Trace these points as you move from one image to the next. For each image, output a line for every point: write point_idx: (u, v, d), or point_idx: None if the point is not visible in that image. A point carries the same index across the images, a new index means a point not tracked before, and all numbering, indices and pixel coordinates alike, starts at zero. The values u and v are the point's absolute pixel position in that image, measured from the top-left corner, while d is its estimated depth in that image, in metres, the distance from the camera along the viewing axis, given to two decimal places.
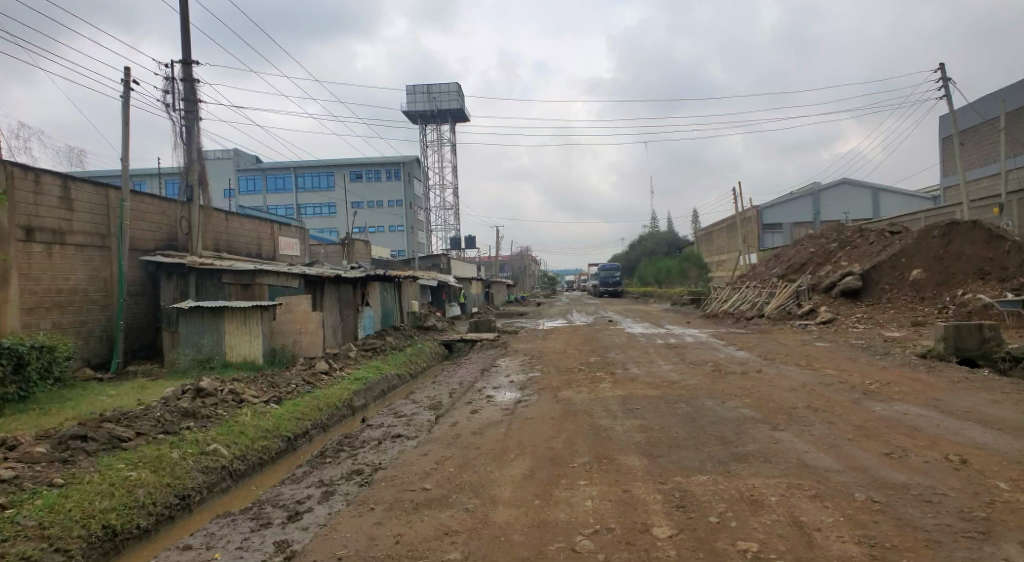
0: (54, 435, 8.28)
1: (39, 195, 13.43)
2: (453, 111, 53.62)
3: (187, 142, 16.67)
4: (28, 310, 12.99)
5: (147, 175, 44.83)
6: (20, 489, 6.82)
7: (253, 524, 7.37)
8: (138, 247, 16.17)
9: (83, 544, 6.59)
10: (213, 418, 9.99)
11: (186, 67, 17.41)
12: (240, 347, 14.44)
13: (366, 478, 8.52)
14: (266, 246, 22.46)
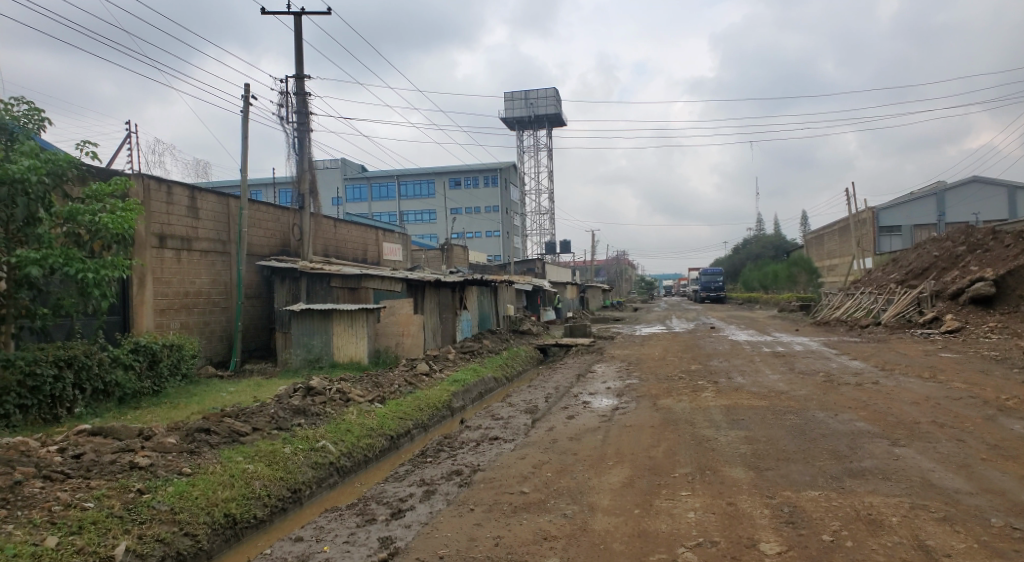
0: (182, 428, 8.88)
1: (171, 205, 14.39)
2: (551, 116, 53.73)
3: (299, 153, 17.51)
4: (160, 311, 13.99)
5: (262, 186, 47.44)
6: (155, 476, 7.30)
7: (358, 519, 7.61)
8: (255, 253, 17.12)
9: (208, 530, 6.94)
10: (322, 416, 10.42)
11: (299, 81, 18.29)
12: (347, 347, 15.09)
13: (465, 479, 8.65)
14: (371, 251, 23.27)
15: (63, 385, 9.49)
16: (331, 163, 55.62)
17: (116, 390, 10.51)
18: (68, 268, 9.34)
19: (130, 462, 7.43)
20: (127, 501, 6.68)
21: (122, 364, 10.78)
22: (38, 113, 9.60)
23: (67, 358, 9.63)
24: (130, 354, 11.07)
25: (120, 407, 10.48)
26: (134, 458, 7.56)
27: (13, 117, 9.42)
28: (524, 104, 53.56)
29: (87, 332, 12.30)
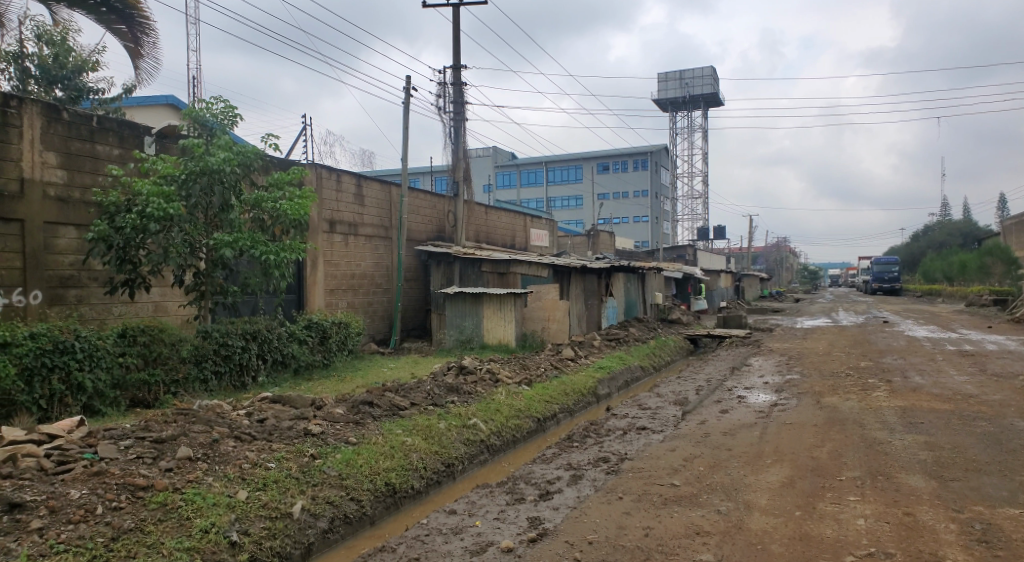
0: (348, 400, 9.51)
1: (340, 192, 15.34)
2: (708, 96, 51.70)
3: (455, 141, 18.05)
4: (329, 291, 15.03)
5: (419, 173, 49.54)
6: (326, 443, 7.86)
7: (508, 498, 7.80)
8: (414, 238, 17.92)
9: (371, 497, 7.38)
10: (473, 395, 10.77)
11: (456, 72, 18.84)
12: (496, 330, 15.42)
13: (613, 466, 8.62)
14: (520, 237, 23.64)
15: (249, 355, 10.45)
16: (483, 149, 56.96)
17: (292, 362, 11.43)
18: (254, 251, 10.22)
19: (304, 429, 8.05)
20: (302, 465, 7.25)
21: (298, 339, 11.64)
22: (233, 110, 10.54)
23: (252, 332, 10.60)
24: (304, 330, 11.94)
25: (295, 377, 11.41)
26: (309, 425, 8.17)
27: (212, 114, 10.42)
28: (679, 84, 52.06)
29: (268, 309, 13.47)
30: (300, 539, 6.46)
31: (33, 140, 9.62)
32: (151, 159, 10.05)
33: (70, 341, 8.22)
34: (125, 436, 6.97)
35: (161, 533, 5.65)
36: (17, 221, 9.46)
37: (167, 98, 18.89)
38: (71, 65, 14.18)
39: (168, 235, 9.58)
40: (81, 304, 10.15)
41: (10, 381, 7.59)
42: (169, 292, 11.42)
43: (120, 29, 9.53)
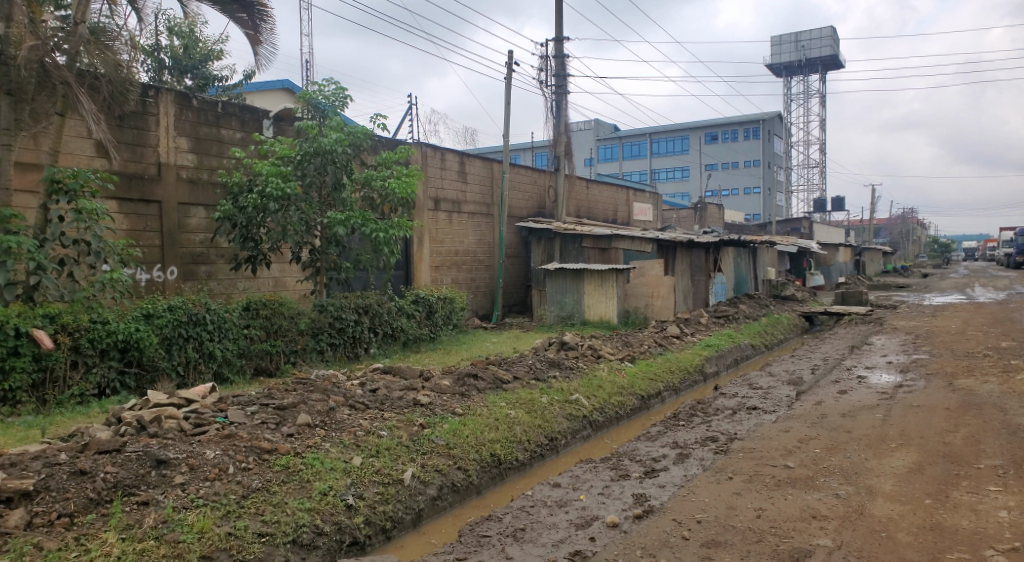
0: (454, 372, 9.67)
1: (444, 170, 15.51)
2: (827, 59, 48.56)
3: (557, 116, 17.85)
4: (435, 267, 15.31)
5: (521, 149, 49.62)
6: (434, 413, 8.03)
7: (612, 474, 7.71)
8: (516, 214, 17.96)
9: (478, 467, 7.48)
10: (576, 370, 10.72)
11: (559, 44, 18.58)
12: (598, 306, 15.25)
13: (722, 446, 8.37)
14: (622, 212, 23.25)
15: (361, 328, 10.80)
16: (585, 123, 56.30)
17: (401, 335, 11.71)
18: (364, 228, 10.49)
19: (413, 400, 8.24)
20: (412, 433, 7.43)
21: (406, 313, 11.92)
22: (343, 92, 10.79)
23: (364, 306, 10.95)
24: (412, 304, 12.19)
25: (404, 350, 11.70)
26: (417, 396, 8.37)
27: (324, 96, 10.70)
28: (794, 47, 49.61)
29: (378, 284, 13.86)
30: (411, 505, 6.63)
31: (167, 126, 10.22)
32: (269, 141, 10.49)
33: (202, 314, 8.72)
34: (251, 402, 7.36)
35: (285, 493, 5.93)
36: (155, 202, 10.11)
37: (283, 82, 19.67)
38: (197, 55, 14.99)
39: (286, 214, 10.00)
40: (210, 279, 10.79)
41: (153, 350, 8.15)
42: (287, 268, 11.95)
43: (241, 17, 9.93)
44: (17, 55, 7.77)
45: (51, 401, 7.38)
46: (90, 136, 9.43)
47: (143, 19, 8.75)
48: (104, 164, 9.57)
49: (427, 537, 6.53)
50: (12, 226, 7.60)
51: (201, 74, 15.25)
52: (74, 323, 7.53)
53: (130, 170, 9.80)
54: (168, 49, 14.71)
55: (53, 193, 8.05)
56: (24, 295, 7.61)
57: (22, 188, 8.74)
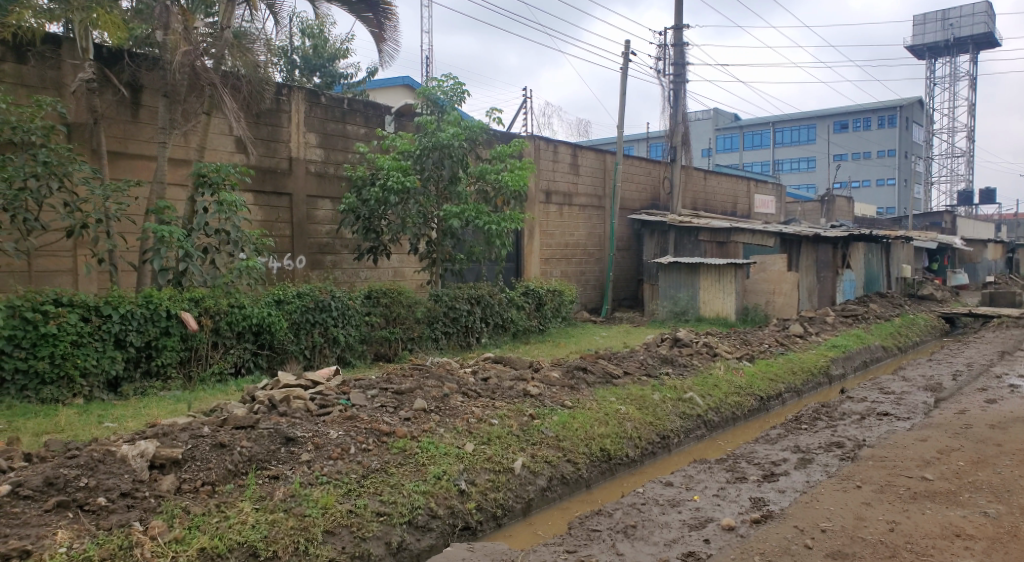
0: (564, 365, 9.64)
1: (557, 162, 15.43)
2: (979, 36, 44.65)
3: (674, 106, 17.37)
4: (545, 260, 15.31)
5: (635, 140, 48.62)
6: (543, 405, 8.03)
7: (728, 475, 7.42)
8: (629, 207, 17.68)
9: (587, 460, 7.42)
10: (690, 367, 10.42)
11: (678, 32, 18.08)
12: (714, 303, 14.76)
13: (849, 453, 7.88)
14: (741, 204, 22.37)
15: (474, 318, 10.97)
16: (702, 113, 54.69)
17: (512, 326, 11.76)
18: (478, 221, 10.59)
19: (524, 390, 8.28)
20: (522, 423, 7.46)
21: (516, 305, 11.93)
22: (461, 87, 10.86)
23: (477, 297, 11.08)
24: (521, 296, 12.18)
25: (514, 341, 11.76)
26: (527, 386, 8.40)
27: (443, 92, 10.84)
28: (940, 25, 45.96)
29: (489, 275, 13.99)
30: (521, 494, 6.66)
31: (299, 123, 10.75)
32: (390, 136, 10.78)
33: (328, 301, 9.12)
34: (371, 386, 7.62)
35: (401, 475, 6.09)
36: (287, 194, 10.66)
37: (403, 78, 20.29)
38: (326, 54, 15.73)
39: (405, 207, 10.30)
40: (335, 268, 11.28)
41: (283, 333, 8.61)
42: (405, 259, 12.30)
43: (367, 16, 10.28)
44: (172, 59, 8.39)
45: (196, 378, 7.94)
46: (231, 133, 10.06)
47: (279, 23, 9.21)
48: (243, 159, 10.17)
49: (535, 528, 6.52)
50: (165, 217, 8.21)
51: (329, 72, 15.98)
52: (215, 307, 8.05)
53: (265, 165, 10.37)
54: (299, 49, 15.50)
55: (199, 186, 8.65)
56: (174, 280, 8.22)
57: (173, 182, 9.45)
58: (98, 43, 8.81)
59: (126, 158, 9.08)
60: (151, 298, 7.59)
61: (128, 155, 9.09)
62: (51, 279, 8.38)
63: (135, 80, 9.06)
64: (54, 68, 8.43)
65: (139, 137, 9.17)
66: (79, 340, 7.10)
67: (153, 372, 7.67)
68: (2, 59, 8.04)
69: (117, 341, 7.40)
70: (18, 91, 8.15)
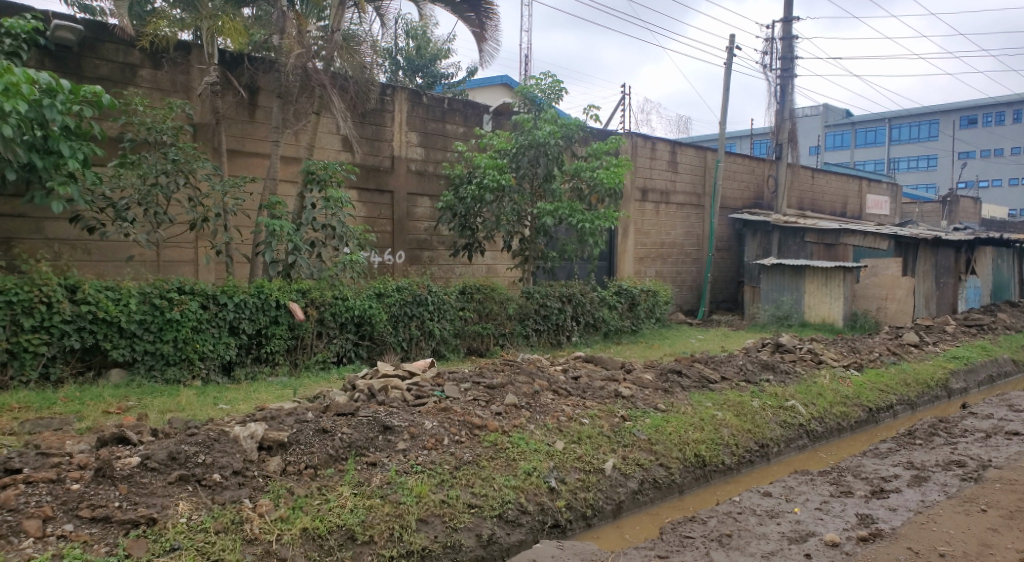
0: (657, 367, 9.47)
1: (655, 160, 15.17)
2: None
3: (781, 101, 16.73)
4: (639, 259, 15.09)
5: (737, 138, 47.01)
6: (636, 407, 7.94)
7: (832, 489, 7.09)
8: (731, 206, 17.16)
9: (681, 465, 7.26)
10: (792, 374, 10.01)
11: (787, 25, 17.39)
12: (820, 308, 14.12)
13: (970, 473, 7.36)
14: (852, 204, 21.28)
15: (565, 316, 10.95)
16: (811, 109, 52.44)
17: (604, 325, 11.67)
18: (572, 219, 10.48)
19: (616, 391, 8.21)
20: (614, 425, 7.42)
21: (608, 304, 11.82)
22: (560, 84, 10.81)
23: (569, 295, 11.06)
24: (614, 295, 12.06)
25: (605, 340, 11.66)
26: (620, 387, 8.32)
27: (541, 90, 10.84)
28: None
29: (582, 273, 13.94)
30: (612, 496, 6.60)
31: (401, 122, 11.05)
32: (487, 135, 10.91)
33: (425, 295, 9.34)
34: (464, 379, 7.75)
35: (493, 468, 6.18)
36: (388, 192, 10.99)
37: (502, 78, 20.53)
38: (427, 54, 16.05)
39: (500, 205, 10.43)
40: (432, 264, 11.55)
41: (383, 325, 8.90)
42: (499, 255, 12.44)
43: (469, 16, 10.45)
44: (287, 63, 8.80)
45: (301, 365, 8.33)
46: (338, 132, 10.46)
47: (385, 25, 9.50)
48: (349, 157, 10.56)
49: (624, 531, 6.43)
50: (276, 213, 8.64)
51: (430, 72, 16.35)
52: (321, 298, 8.42)
53: (369, 163, 10.73)
54: (403, 51, 15.94)
55: (308, 183, 9.05)
56: (283, 272, 8.63)
57: (284, 179, 9.93)
58: (221, 48, 9.37)
59: (243, 156, 9.62)
60: (263, 289, 8.01)
61: (245, 154, 9.63)
62: (175, 269, 8.99)
63: (253, 82, 9.57)
64: (184, 72, 9.02)
65: (255, 135, 9.68)
66: (199, 326, 7.58)
67: (262, 358, 8.11)
68: (140, 65, 8.68)
69: (231, 328, 7.86)
70: (152, 95, 8.77)
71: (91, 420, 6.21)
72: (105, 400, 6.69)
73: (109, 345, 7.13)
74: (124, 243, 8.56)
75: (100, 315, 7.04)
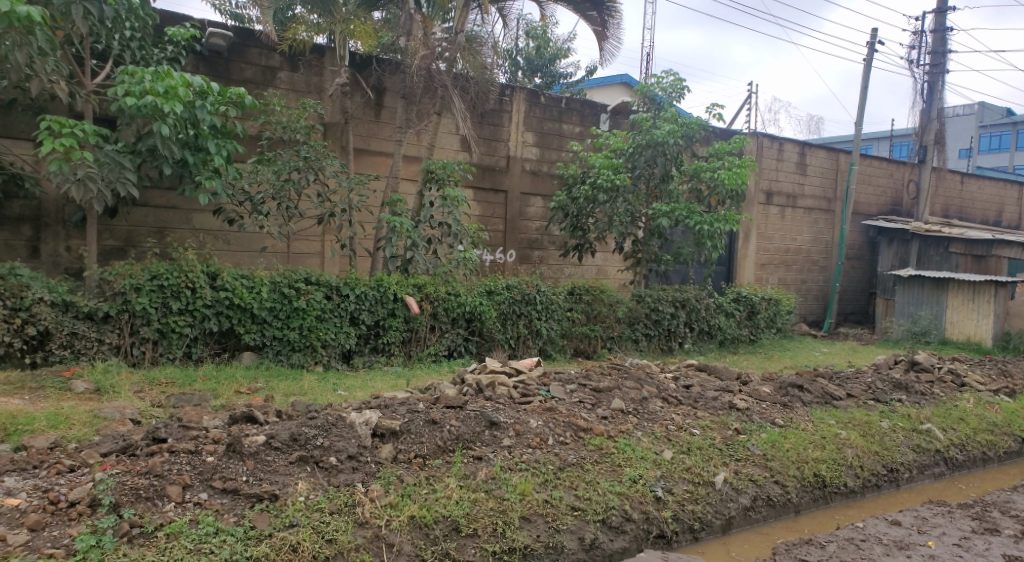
0: (776, 380, 9.01)
1: (782, 162, 14.46)
2: None
3: (928, 100, 15.52)
4: (761, 266, 14.45)
5: (874, 139, 43.94)
6: (751, 420, 7.62)
7: (974, 525, 6.48)
8: (866, 212, 16.09)
9: (798, 484, 6.86)
10: (929, 396, 9.24)
11: (938, 17, 16.10)
12: (965, 324, 12.97)
13: None
14: (1008, 213, 19.40)
15: (678, 322, 10.66)
16: (965, 108, 48.28)
17: (719, 333, 11.27)
18: (689, 221, 10.15)
19: (729, 402, 7.90)
20: (726, 437, 7.16)
21: (725, 311, 11.39)
22: (682, 83, 10.51)
23: (683, 300, 10.76)
24: (732, 302, 11.60)
25: (720, 349, 11.26)
26: (734, 399, 8.01)
27: (662, 89, 10.58)
28: None
29: (698, 278, 13.53)
30: (722, 510, 6.33)
31: (519, 122, 11.16)
32: (604, 134, 10.81)
33: (534, 294, 9.38)
34: (571, 380, 7.74)
35: (598, 472, 6.12)
36: (503, 191, 11.13)
37: (621, 77, 20.28)
38: (547, 55, 16.11)
39: (614, 205, 10.29)
40: (542, 263, 11.59)
41: (492, 322, 9.02)
42: (610, 257, 12.30)
43: (592, 15, 10.37)
44: (412, 63, 9.08)
45: (414, 357, 8.60)
46: (458, 132, 10.69)
47: (507, 25, 9.62)
48: (467, 157, 10.78)
49: (732, 548, 6.12)
50: (397, 210, 8.96)
51: (549, 72, 16.40)
52: (435, 293, 8.64)
53: (485, 163, 10.90)
54: (522, 51, 16.09)
55: (427, 182, 9.33)
56: (401, 267, 8.91)
57: (405, 177, 10.28)
58: (352, 51, 9.81)
59: (368, 154, 10.04)
60: (382, 282, 8.34)
61: (369, 152, 10.05)
62: (304, 260, 9.53)
63: (380, 83, 9.96)
64: (318, 74, 9.54)
65: (379, 135, 10.08)
66: (323, 315, 8.00)
67: (380, 348, 8.44)
68: (279, 68, 9.25)
69: (352, 318, 8.23)
70: (288, 95, 9.33)
71: (224, 398, 6.69)
72: (237, 380, 7.19)
73: (242, 329, 7.65)
74: (259, 235, 9.16)
75: (235, 301, 7.55)
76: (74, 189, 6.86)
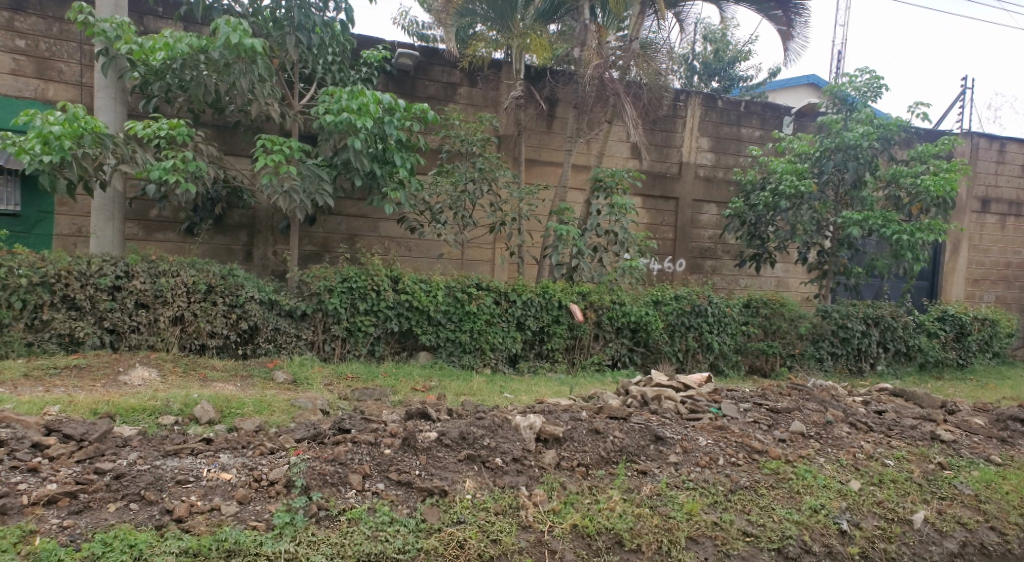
0: (991, 411, 7.90)
1: (1002, 164, 12.68)
2: None
3: None
4: (974, 281, 12.78)
5: None
6: (960, 455, 6.74)
7: None
8: None
9: (1021, 534, 5.93)
10: None
11: None
12: None
13: None
14: None
15: (869, 341, 9.70)
16: None
17: (919, 355, 10.11)
18: (885, 230, 9.19)
19: (932, 432, 7.04)
20: (928, 472, 6.39)
21: (927, 331, 10.20)
22: (879, 80, 9.59)
23: (875, 317, 9.76)
24: (936, 322, 10.35)
25: (920, 373, 10.09)
26: (937, 429, 7.13)
27: (855, 88, 9.73)
28: None
29: (894, 294, 12.31)
30: (923, 553, 5.59)
31: (693, 128, 10.80)
32: (787, 138, 10.14)
33: (705, 306, 9.00)
34: (745, 399, 7.33)
35: (773, 498, 5.72)
36: (674, 198, 10.83)
37: (808, 78, 19.00)
38: (727, 58, 15.50)
39: (797, 213, 9.59)
40: (714, 273, 11.18)
41: (659, 333, 8.79)
42: (791, 268, 11.52)
43: (777, 14, 9.76)
44: (585, 73, 9.06)
45: (577, 364, 8.62)
46: (628, 139, 10.57)
47: (684, 30, 9.37)
48: (636, 164, 10.63)
49: None
50: (565, 218, 9.03)
51: (728, 76, 15.77)
52: (599, 301, 8.60)
53: (656, 169, 10.68)
54: (700, 55, 15.60)
55: (596, 190, 9.37)
56: (566, 274, 8.97)
57: (575, 186, 10.37)
58: (528, 64, 10.03)
59: (540, 164, 10.29)
60: (548, 289, 8.45)
61: (541, 162, 10.30)
62: (475, 267, 9.94)
63: (553, 94, 10.14)
64: (495, 88, 9.92)
65: (551, 145, 10.31)
66: (492, 320, 8.27)
67: (544, 354, 8.55)
68: (460, 84, 9.76)
69: (519, 323, 8.42)
70: (467, 110, 9.82)
71: (402, 394, 7.13)
72: (414, 378, 7.63)
73: (419, 330, 8.11)
74: (436, 242, 9.70)
75: (414, 304, 8.03)
76: (282, 200, 7.65)
